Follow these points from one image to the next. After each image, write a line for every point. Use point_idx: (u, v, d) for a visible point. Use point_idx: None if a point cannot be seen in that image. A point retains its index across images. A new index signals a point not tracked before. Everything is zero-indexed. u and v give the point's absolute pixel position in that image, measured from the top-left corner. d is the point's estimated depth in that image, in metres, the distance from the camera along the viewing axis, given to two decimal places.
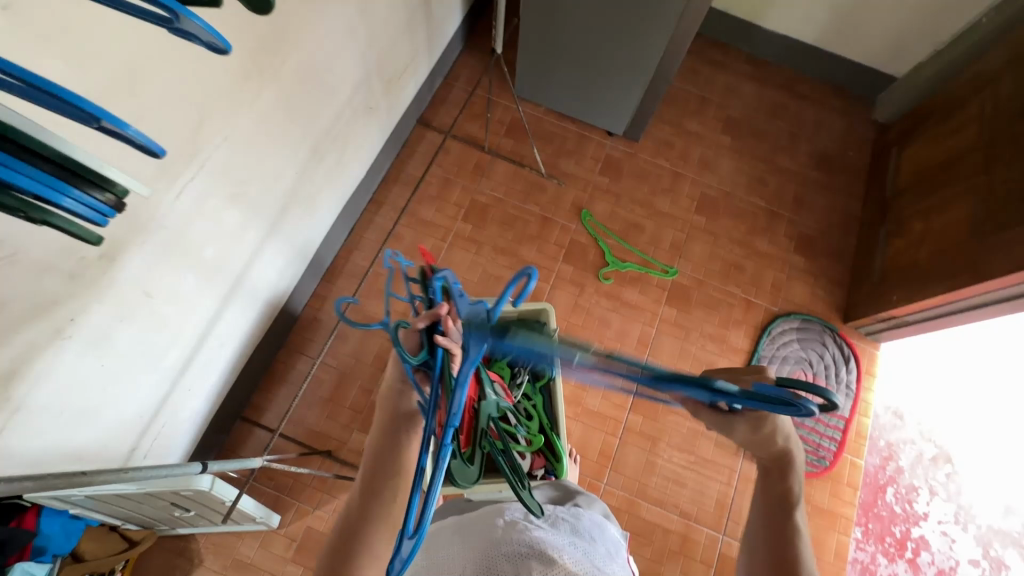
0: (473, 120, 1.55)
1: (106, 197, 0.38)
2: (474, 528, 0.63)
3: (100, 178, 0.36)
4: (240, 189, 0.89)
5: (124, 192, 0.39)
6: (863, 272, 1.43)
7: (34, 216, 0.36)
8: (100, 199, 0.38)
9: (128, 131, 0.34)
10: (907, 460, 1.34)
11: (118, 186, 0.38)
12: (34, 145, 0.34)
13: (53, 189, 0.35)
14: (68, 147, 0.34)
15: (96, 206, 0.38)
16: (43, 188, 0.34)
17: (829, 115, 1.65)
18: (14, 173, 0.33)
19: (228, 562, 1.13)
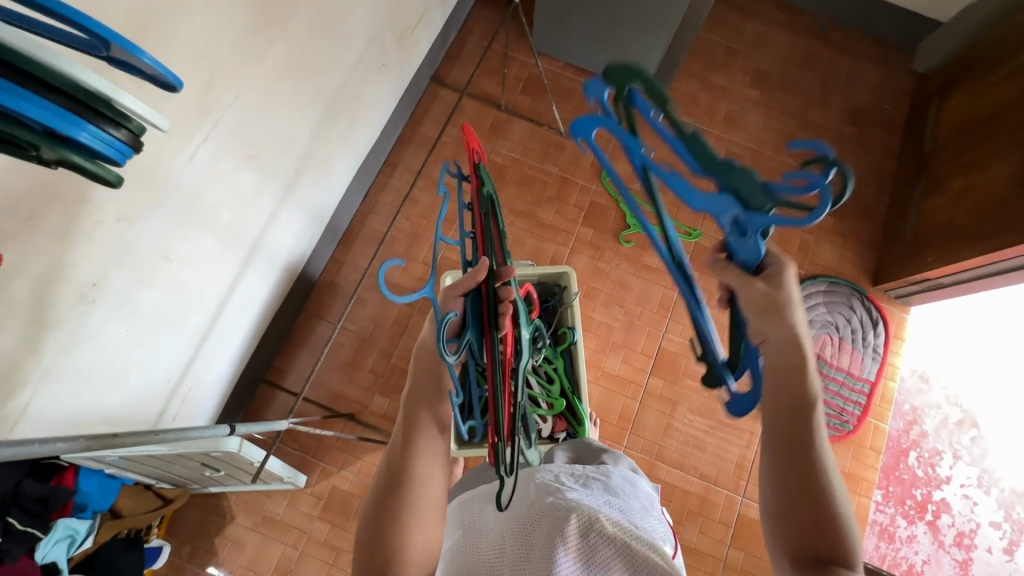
0: (488, 77, 1.48)
1: (122, 133, 0.36)
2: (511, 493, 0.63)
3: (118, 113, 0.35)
4: (254, 150, 0.87)
5: (138, 129, 0.37)
6: (896, 232, 1.37)
7: (50, 155, 0.34)
8: (116, 135, 0.35)
9: (140, 56, 0.33)
10: (932, 424, 1.32)
11: (132, 122, 0.36)
12: (42, 74, 0.31)
13: (69, 122, 0.32)
14: (76, 71, 0.32)
15: (112, 143, 0.35)
16: (58, 119, 0.32)
17: (865, 66, 1.55)
18: (27, 103, 0.30)
19: (259, 519, 1.17)
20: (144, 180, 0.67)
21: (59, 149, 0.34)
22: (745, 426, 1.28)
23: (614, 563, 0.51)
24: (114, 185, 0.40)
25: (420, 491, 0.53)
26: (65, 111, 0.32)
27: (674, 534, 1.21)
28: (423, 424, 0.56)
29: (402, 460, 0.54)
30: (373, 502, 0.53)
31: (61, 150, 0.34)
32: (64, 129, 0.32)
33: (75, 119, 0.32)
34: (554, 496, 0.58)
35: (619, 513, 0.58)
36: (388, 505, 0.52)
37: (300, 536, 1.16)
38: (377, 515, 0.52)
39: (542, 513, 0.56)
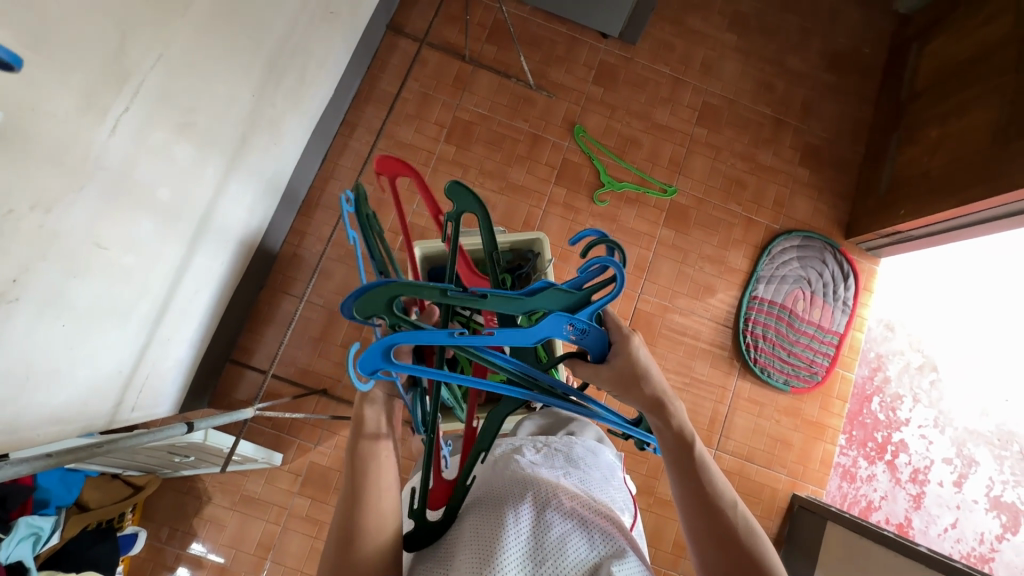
0: (450, 24, 1.37)
1: None
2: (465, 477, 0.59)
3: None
4: (188, 118, 0.78)
5: None
6: (870, 183, 1.36)
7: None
8: None
9: None
10: (894, 369, 1.37)
11: None
12: None
13: None
14: None
15: None
16: None
17: (846, 6, 1.48)
18: None
19: (236, 498, 1.16)
20: (56, 158, 0.59)
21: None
22: (718, 382, 1.31)
23: (573, 534, 0.49)
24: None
25: (375, 505, 0.51)
26: None
27: (651, 489, 1.24)
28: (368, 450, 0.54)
29: (349, 495, 0.52)
30: (331, 542, 0.50)
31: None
32: None
33: None
34: (513, 472, 0.55)
35: (577, 486, 0.56)
36: (346, 527, 0.50)
37: (281, 511, 1.16)
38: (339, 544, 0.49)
39: (501, 488, 0.53)
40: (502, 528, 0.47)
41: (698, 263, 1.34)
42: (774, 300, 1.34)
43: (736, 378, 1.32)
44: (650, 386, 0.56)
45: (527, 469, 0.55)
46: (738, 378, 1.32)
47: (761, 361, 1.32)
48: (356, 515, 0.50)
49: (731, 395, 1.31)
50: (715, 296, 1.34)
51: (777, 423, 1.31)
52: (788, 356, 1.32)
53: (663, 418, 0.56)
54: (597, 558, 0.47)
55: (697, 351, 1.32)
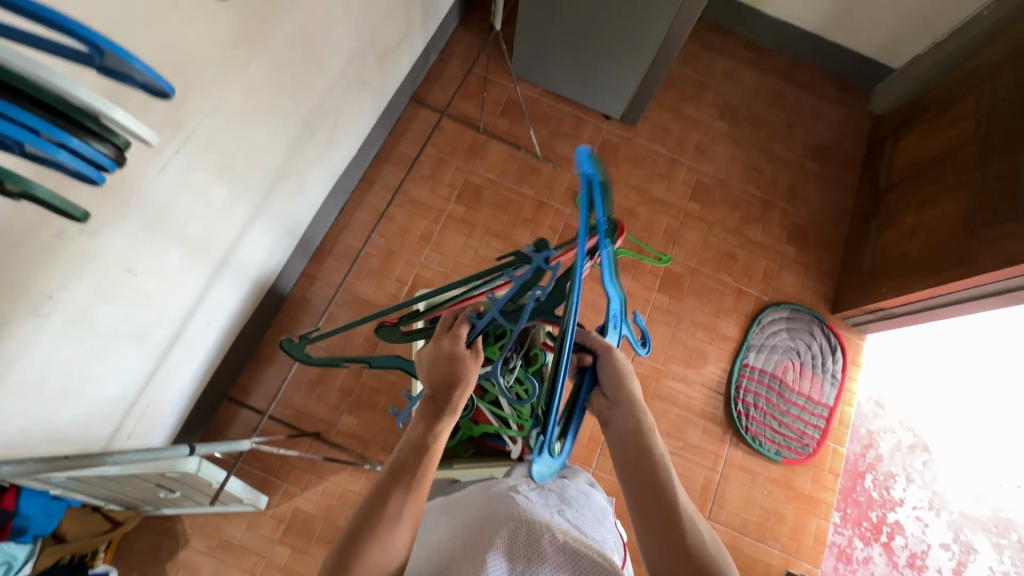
0: (467, 99, 1.51)
1: (107, 147, 0.36)
2: (466, 510, 0.59)
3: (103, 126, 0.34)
4: (228, 163, 0.86)
5: (124, 143, 0.37)
6: (854, 262, 1.44)
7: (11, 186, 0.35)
8: (100, 150, 0.36)
9: (132, 63, 0.34)
10: (886, 447, 1.37)
11: (117, 137, 0.36)
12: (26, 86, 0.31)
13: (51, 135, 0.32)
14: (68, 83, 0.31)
15: (97, 156, 0.36)
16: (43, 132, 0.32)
17: (826, 105, 1.64)
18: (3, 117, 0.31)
19: (215, 543, 1.12)
20: (109, 188, 0.65)
21: (21, 181, 0.34)
22: (711, 448, 1.31)
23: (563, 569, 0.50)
24: (82, 218, 0.39)
25: (398, 544, 0.51)
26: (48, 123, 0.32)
27: (641, 557, 1.22)
28: (415, 475, 0.54)
29: (384, 511, 0.51)
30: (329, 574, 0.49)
31: (23, 183, 0.35)
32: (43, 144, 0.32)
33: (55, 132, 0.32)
34: (512, 505, 0.57)
35: (570, 523, 0.57)
36: (360, 542, 0.49)
37: (259, 560, 1.12)
38: (346, 548, 0.49)
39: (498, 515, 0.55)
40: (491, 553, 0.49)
41: (691, 329, 1.39)
42: (764, 369, 1.37)
43: (729, 445, 1.32)
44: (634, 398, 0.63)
45: (524, 505, 0.57)
46: (730, 447, 1.32)
47: (753, 430, 1.33)
48: (365, 543, 0.49)
49: (724, 463, 1.31)
50: (707, 363, 1.37)
51: (769, 494, 1.30)
52: (779, 426, 1.34)
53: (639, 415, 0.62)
54: None
55: (689, 417, 1.33)
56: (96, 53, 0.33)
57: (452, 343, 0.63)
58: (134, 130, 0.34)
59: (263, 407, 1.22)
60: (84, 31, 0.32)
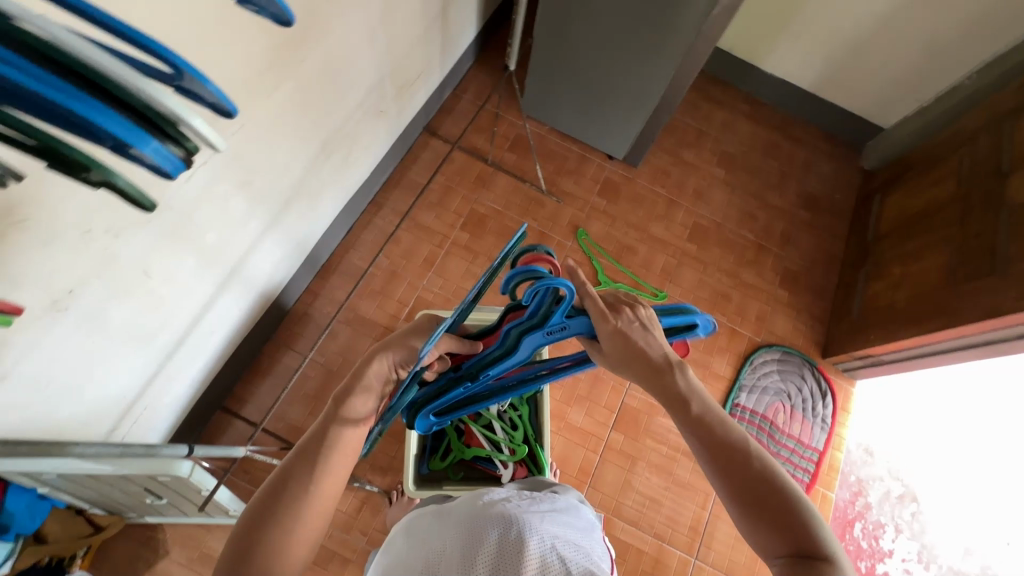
0: (478, 133, 1.58)
1: (180, 151, 0.36)
2: (453, 510, 0.59)
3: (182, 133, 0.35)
4: (248, 177, 0.90)
5: (196, 148, 0.37)
6: (843, 309, 1.48)
7: (94, 174, 0.34)
8: (173, 152, 0.35)
9: (208, 83, 0.36)
10: (875, 496, 1.37)
11: (191, 142, 0.36)
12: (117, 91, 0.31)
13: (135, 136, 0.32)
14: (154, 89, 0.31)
15: (170, 159, 0.35)
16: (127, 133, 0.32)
17: (818, 158, 1.72)
18: (94, 116, 0.30)
19: (195, 555, 1.10)
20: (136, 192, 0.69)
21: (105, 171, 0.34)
22: (701, 486, 1.31)
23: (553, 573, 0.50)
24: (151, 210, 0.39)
25: (308, 522, 0.53)
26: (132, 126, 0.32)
27: None
28: (322, 458, 0.56)
29: (292, 490, 0.53)
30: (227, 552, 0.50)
31: (107, 170, 0.34)
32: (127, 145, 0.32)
33: (139, 134, 0.33)
34: (498, 508, 0.57)
35: (561, 530, 0.57)
36: (267, 528, 0.51)
37: None
38: (252, 533, 0.51)
39: (484, 522, 0.55)
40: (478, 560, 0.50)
41: None
42: (756, 410, 1.39)
43: None
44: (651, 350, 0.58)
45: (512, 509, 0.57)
46: None
47: None
48: (273, 522, 0.51)
49: (714, 502, 1.30)
50: None
51: None
52: None
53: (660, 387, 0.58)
54: None
55: (680, 453, 1.33)
56: (175, 72, 0.35)
57: (388, 349, 0.63)
58: (209, 137, 0.35)
59: (256, 420, 1.22)
60: (166, 51, 0.34)
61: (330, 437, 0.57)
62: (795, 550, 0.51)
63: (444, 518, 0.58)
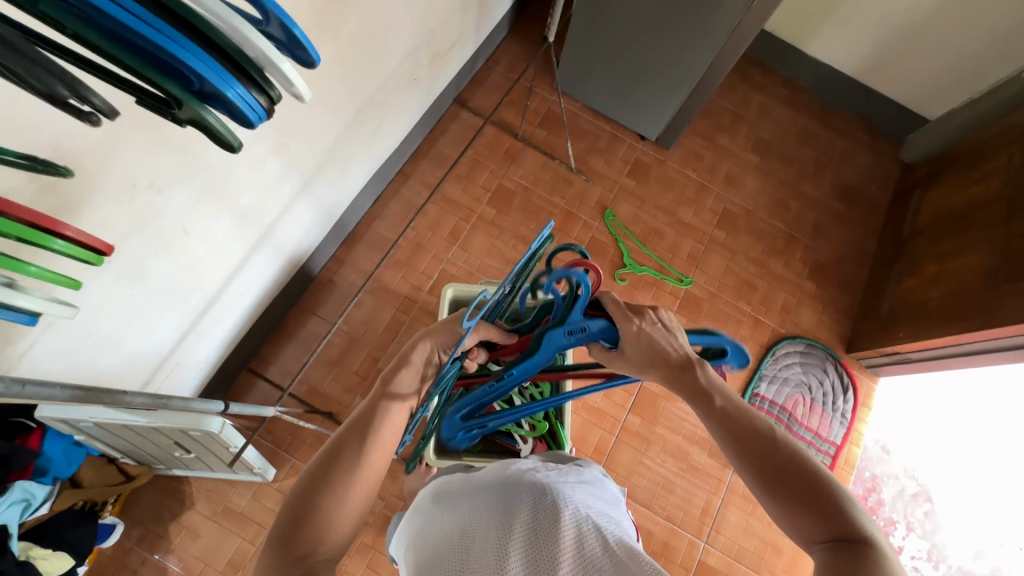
0: (509, 107, 1.55)
1: (264, 99, 0.38)
2: (482, 474, 0.61)
3: (266, 78, 0.37)
4: (284, 140, 0.90)
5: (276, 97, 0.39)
6: (872, 305, 1.45)
7: (183, 111, 0.36)
8: (257, 98, 0.37)
9: (294, 29, 0.37)
10: (889, 493, 1.37)
11: (273, 90, 0.38)
12: (211, 33, 0.34)
13: (222, 78, 0.34)
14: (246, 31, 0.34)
15: (253, 104, 0.37)
16: (215, 75, 0.34)
17: (857, 148, 1.66)
18: (188, 55, 0.32)
19: (219, 508, 1.14)
20: (178, 147, 0.69)
21: (196, 105, 0.35)
22: (714, 473, 1.31)
23: (591, 533, 0.51)
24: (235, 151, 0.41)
25: (355, 494, 0.54)
26: (221, 69, 0.34)
27: None
28: (368, 435, 0.56)
29: (342, 464, 0.54)
30: (280, 520, 0.51)
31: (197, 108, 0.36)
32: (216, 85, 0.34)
33: (227, 77, 0.34)
34: (528, 476, 0.58)
35: (592, 501, 0.58)
36: (317, 497, 0.52)
37: (260, 531, 1.13)
38: (303, 503, 0.51)
39: (512, 491, 0.55)
40: (515, 521, 0.51)
41: None
42: (775, 401, 1.38)
43: (733, 472, 1.32)
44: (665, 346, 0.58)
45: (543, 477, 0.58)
46: (733, 473, 1.32)
47: None
48: (323, 494, 0.52)
49: (726, 489, 1.31)
50: None
51: (769, 526, 1.29)
52: None
53: (688, 382, 0.57)
54: (616, 557, 0.49)
55: (696, 439, 1.34)
56: (265, 20, 0.37)
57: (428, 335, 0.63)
58: (293, 83, 0.37)
59: (280, 382, 1.24)
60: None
61: (375, 416, 0.58)
62: (834, 535, 0.51)
63: (475, 481, 0.59)
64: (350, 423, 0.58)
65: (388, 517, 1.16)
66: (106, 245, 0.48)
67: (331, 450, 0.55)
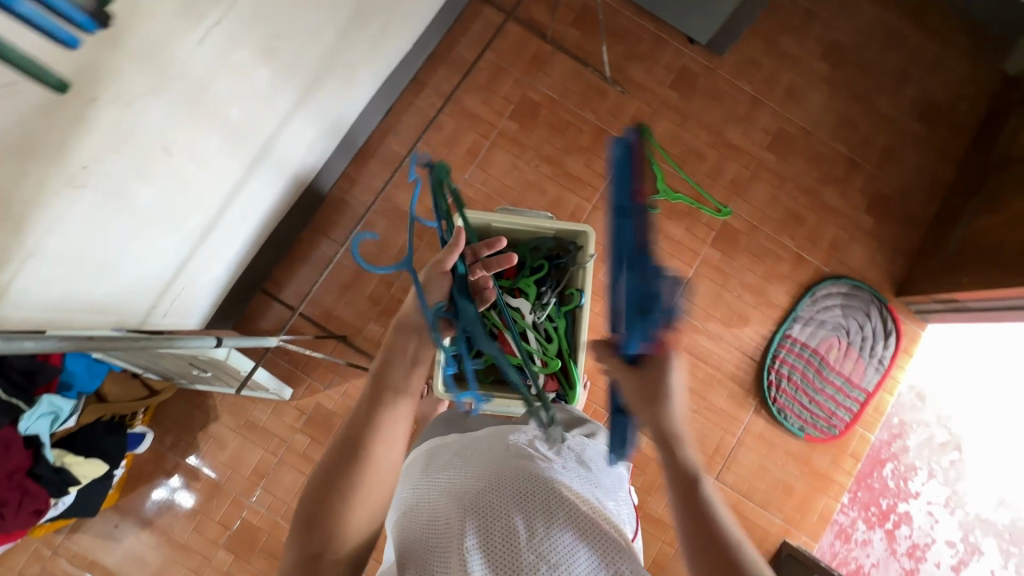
0: (539, 2, 1.35)
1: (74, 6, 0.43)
2: (479, 453, 0.61)
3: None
4: (272, 44, 0.79)
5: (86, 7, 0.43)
6: (936, 244, 1.29)
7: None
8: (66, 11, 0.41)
9: None
10: (915, 440, 1.31)
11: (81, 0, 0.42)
12: None
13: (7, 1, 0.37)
14: None
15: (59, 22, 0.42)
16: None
17: (951, 56, 1.40)
18: None
19: (242, 422, 1.19)
20: (137, 51, 0.59)
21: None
22: (732, 412, 1.28)
23: (579, 540, 0.51)
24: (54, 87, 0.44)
25: (366, 480, 0.57)
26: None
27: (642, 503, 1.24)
28: (377, 424, 0.59)
29: (347, 462, 0.57)
30: (303, 507, 0.56)
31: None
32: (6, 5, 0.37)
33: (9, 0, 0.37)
34: (524, 465, 0.58)
35: (587, 491, 0.58)
36: (333, 491, 0.55)
37: (280, 444, 1.19)
38: (320, 498, 0.55)
39: (500, 479, 0.55)
40: (505, 523, 0.51)
41: (738, 290, 1.31)
42: (807, 343, 1.30)
43: (753, 413, 1.29)
44: (672, 404, 0.61)
45: (540, 465, 0.58)
46: (752, 413, 1.29)
47: (781, 402, 1.28)
48: (343, 501, 0.55)
49: (744, 429, 1.28)
50: (747, 327, 1.31)
51: (783, 466, 1.28)
52: (809, 403, 1.29)
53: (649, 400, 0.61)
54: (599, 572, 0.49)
55: (717, 379, 1.29)
56: None
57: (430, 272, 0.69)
58: None
59: (295, 304, 1.23)
60: None
61: (378, 403, 0.60)
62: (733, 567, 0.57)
63: (471, 462, 0.59)
64: (359, 408, 0.60)
65: None
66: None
67: (346, 442, 0.58)
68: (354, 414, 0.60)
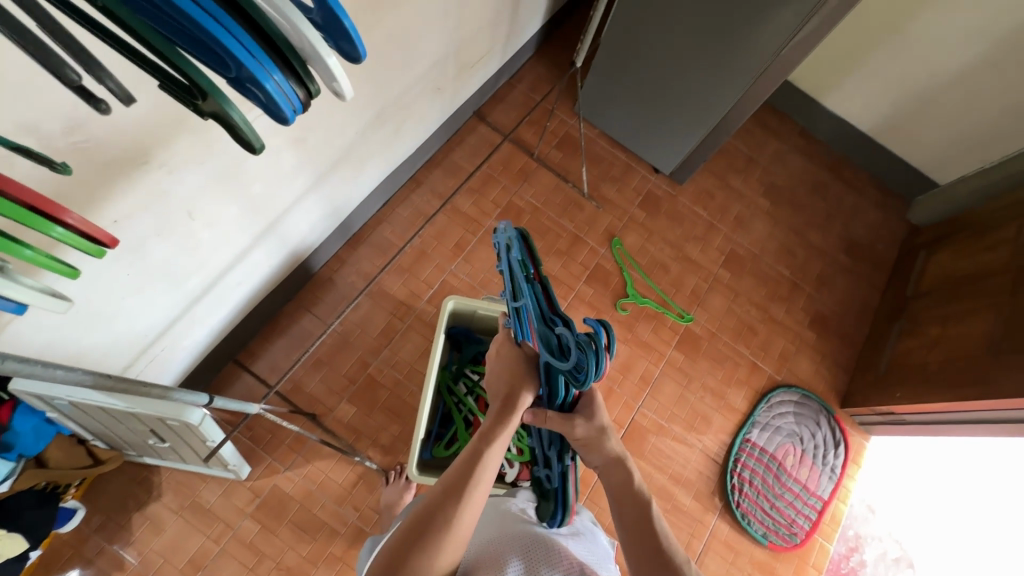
0: (529, 126, 1.56)
1: (302, 90, 0.43)
2: (494, 522, 0.67)
3: (302, 68, 0.42)
4: (302, 134, 0.88)
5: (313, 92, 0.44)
6: (870, 361, 1.44)
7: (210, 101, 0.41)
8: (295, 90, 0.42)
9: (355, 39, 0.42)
10: (871, 554, 1.33)
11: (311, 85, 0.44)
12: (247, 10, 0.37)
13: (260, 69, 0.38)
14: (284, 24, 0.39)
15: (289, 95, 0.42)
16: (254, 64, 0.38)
17: (866, 204, 1.67)
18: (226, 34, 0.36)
19: (186, 503, 1.10)
20: (193, 130, 0.67)
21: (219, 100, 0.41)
22: (697, 516, 1.29)
23: None
24: (255, 150, 0.45)
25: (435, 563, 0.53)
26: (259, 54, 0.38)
27: None
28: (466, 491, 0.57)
29: (436, 522, 0.54)
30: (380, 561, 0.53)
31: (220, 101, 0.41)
32: (258, 73, 0.38)
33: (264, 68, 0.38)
34: (531, 531, 0.65)
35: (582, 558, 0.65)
36: (415, 547, 0.53)
37: (225, 531, 1.09)
38: (405, 548, 0.53)
39: (507, 536, 0.62)
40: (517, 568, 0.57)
41: (700, 391, 1.39)
42: (765, 449, 1.36)
43: (717, 516, 1.30)
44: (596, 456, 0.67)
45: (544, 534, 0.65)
46: (717, 518, 1.30)
47: (744, 507, 1.30)
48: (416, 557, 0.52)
49: (709, 533, 1.28)
50: (710, 429, 1.36)
51: None
52: (770, 509, 1.32)
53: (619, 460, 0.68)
54: None
55: (681, 480, 1.31)
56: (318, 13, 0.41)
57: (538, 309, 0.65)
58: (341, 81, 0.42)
59: (267, 377, 1.21)
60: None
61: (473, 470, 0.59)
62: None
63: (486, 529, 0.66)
64: (450, 473, 0.59)
65: (361, 529, 1.12)
66: (110, 237, 0.50)
67: (434, 501, 0.56)
68: (443, 479, 0.59)
